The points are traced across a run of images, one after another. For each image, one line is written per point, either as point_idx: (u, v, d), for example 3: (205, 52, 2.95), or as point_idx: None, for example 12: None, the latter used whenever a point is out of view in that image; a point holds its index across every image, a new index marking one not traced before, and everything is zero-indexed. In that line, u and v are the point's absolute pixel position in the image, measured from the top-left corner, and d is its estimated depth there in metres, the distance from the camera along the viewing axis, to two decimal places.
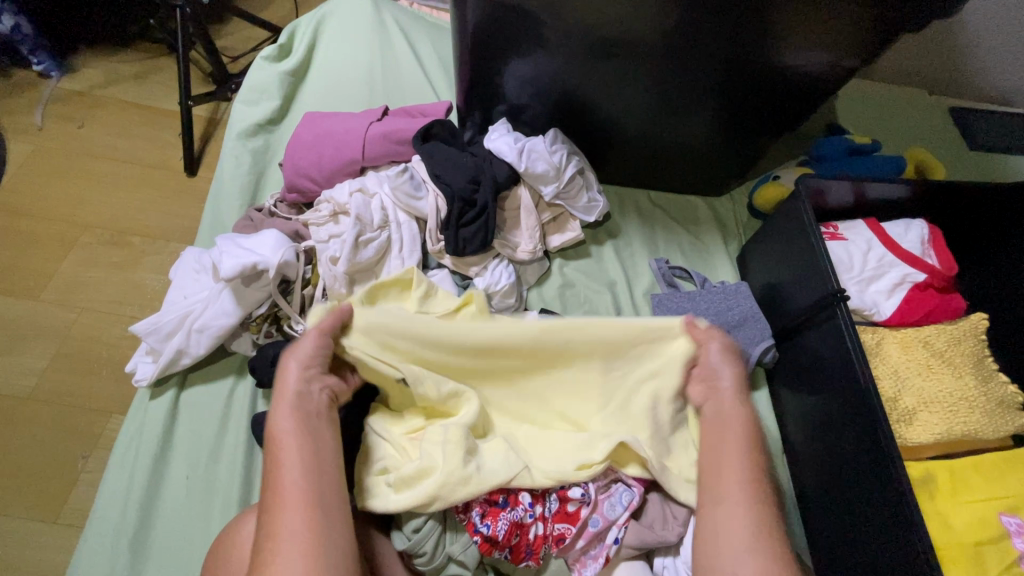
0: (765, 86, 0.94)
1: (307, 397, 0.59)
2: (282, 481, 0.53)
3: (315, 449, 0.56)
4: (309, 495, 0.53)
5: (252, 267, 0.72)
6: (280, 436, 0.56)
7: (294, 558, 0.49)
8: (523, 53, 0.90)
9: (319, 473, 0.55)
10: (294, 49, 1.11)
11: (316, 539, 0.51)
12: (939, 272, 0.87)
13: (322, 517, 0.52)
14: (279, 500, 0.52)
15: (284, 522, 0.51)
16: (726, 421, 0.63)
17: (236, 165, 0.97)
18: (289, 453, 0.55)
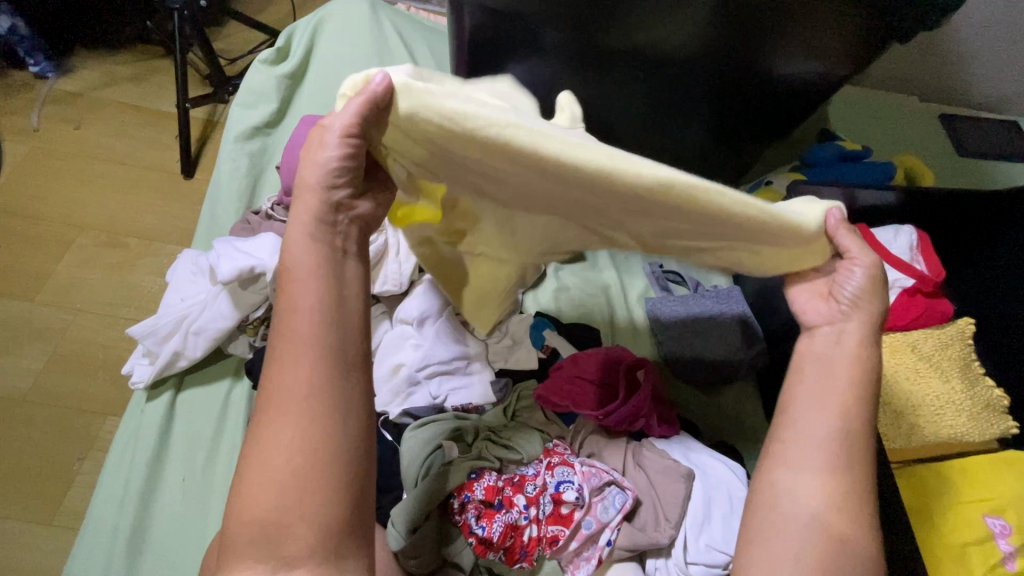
0: (758, 95, 0.96)
1: (325, 226, 0.46)
2: (286, 350, 0.44)
3: (326, 317, 0.45)
4: (313, 376, 0.44)
5: (250, 270, 0.73)
6: (295, 273, 0.45)
7: (289, 441, 0.43)
8: (519, 58, 0.91)
9: (327, 347, 0.45)
10: (292, 52, 1.11)
11: (317, 429, 0.43)
12: (928, 278, 0.88)
13: (325, 411, 0.44)
14: (278, 374, 0.44)
15: (281, 398, 0.44)
16: (832, 367, 0.53)
17: (234, 167, 0.98)
18: (299, 315, 0.45)
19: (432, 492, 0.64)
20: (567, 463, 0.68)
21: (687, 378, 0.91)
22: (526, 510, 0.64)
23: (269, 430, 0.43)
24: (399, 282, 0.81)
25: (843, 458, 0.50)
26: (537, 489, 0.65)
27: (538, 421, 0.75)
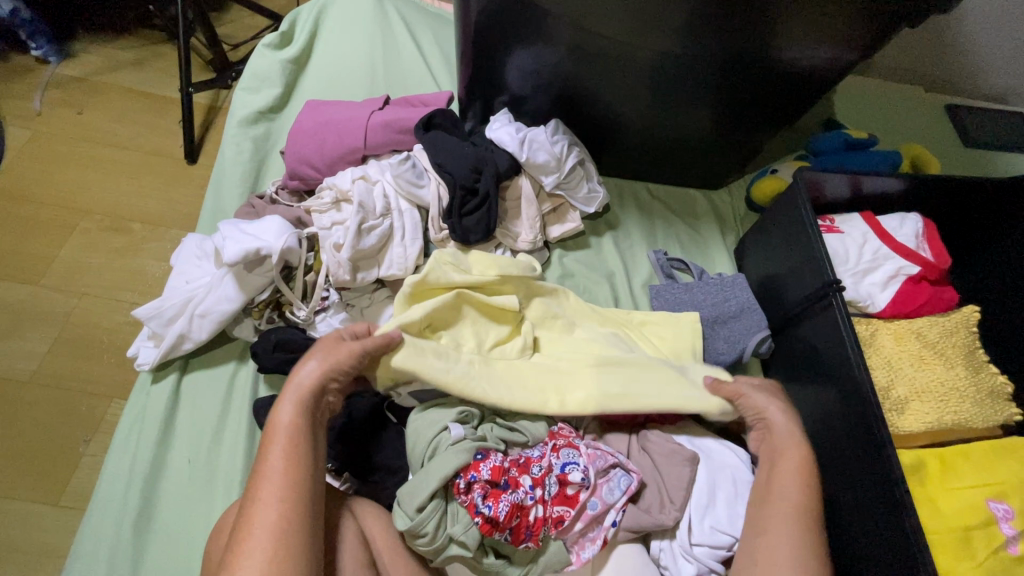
0: (764, 80, 0.95)
1: (304, 420, 0.61)
2: (266, 481, 0.56)
3: (297, 456, 0.58)
4: (284, 500, 0.55)
5: (256, 252, 0.72)
6: (278, 431, 0.60)
7: (257, 561, 0.52)
8: (526, 43, 0.90)
9: (298, 477, 0.57)
10: (295, 37, 1.10)
11: (284, 551, 0.53)
12: (932, 264, 0.89)
13: (291, 529, 0.54)
14: (261, 493, 0.56)
15: (255, 521, 0.54)
16: (780, 449, 0.69)
17: (238, 152, 0.97)
18: (276, 453, 0.58)
19: (435, 471, 0.63)
20: (572, 445, 0.69)
21: None
22: (532, 491, 0.64)
23: (245, 547, 0.53)
24: (405, 266, 0.81)
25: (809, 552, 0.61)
26: (543, 470, 0.66)
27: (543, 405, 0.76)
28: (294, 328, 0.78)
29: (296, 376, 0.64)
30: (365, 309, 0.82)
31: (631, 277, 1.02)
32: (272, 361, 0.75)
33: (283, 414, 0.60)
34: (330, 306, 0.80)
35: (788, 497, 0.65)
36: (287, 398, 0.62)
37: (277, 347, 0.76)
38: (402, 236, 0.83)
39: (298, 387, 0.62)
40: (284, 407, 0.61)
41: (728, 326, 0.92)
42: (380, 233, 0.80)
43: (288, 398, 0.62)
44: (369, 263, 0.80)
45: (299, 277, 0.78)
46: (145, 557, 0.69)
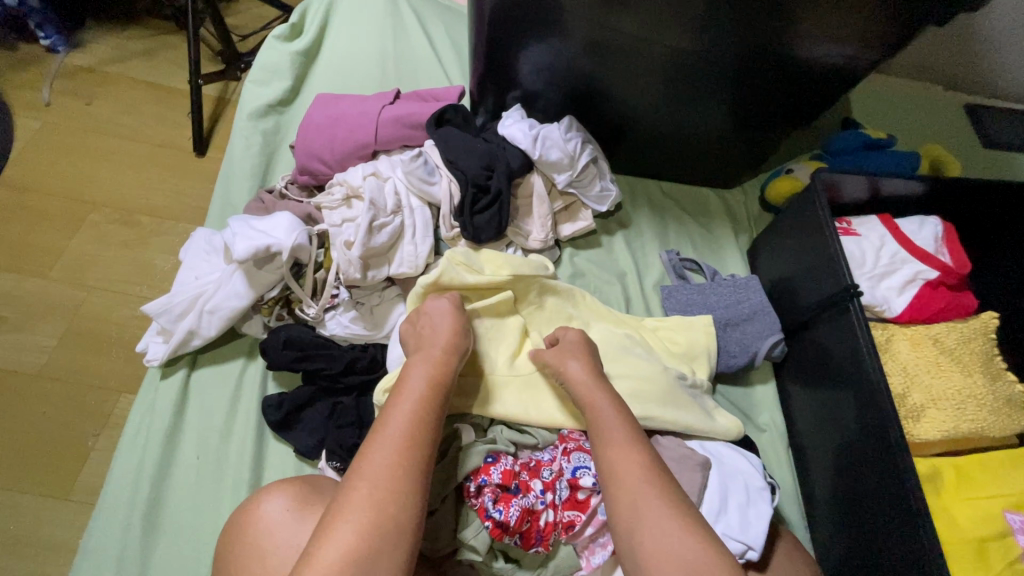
0: (782, 78, 0.93)
1: (440, 381, 0.63)
2: (390, 424, 0.58)
3: (428, 413, 0.59)
4: (405, 442, 0.56)
5: (266, 249, 0.72)
6: (410, 386, 0.61)
7: (368, 500, 0.52)
8: (540, 39, 0.88)
9: (427, 430, 0.58)
10: (305, 29, 1.09)
11: (394, 498, 0.53)
12: (952, 269, 0.87)
13: (408, 479, 0.54)
14: (384, 435, 0.57)
15: (373, 459, 0.55)
16: (601, 418, 0.64)
17: (247, 145, 0.96)
18: (407, 404, 0.59)
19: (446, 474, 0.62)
20: (583, 449, 0.68)
21: None
22: (542, 495, 0.64)
23: (360, 483, 0.54)
24: (416, 264, 0.81)
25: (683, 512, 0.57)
26: (553, 475, 0.65)
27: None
28: (304, 326, 0.78)
29: (433, 341, 0.66)
30: (375, 307, 0.81)
31: (642, 277, 1.01)
32: (282, 359, 0.74)
33: (418, 372, 0.63)
34: (340, 304, 0.79)
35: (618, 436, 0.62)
36: (424, 357, 0.64)
37: (287, 345, 0.75)
38: (413, 234, 0.82)
39: (433, 353, 0.65)
40: (418, 367, 0.63)
41: (740, 328, 0.91)
42: (391, 231, 0.78)
43: (425, 361, 0.64)
44: (379, 261, 0.79)
45: (309, 275, 0.77)
46: (154, 552, 0.70)
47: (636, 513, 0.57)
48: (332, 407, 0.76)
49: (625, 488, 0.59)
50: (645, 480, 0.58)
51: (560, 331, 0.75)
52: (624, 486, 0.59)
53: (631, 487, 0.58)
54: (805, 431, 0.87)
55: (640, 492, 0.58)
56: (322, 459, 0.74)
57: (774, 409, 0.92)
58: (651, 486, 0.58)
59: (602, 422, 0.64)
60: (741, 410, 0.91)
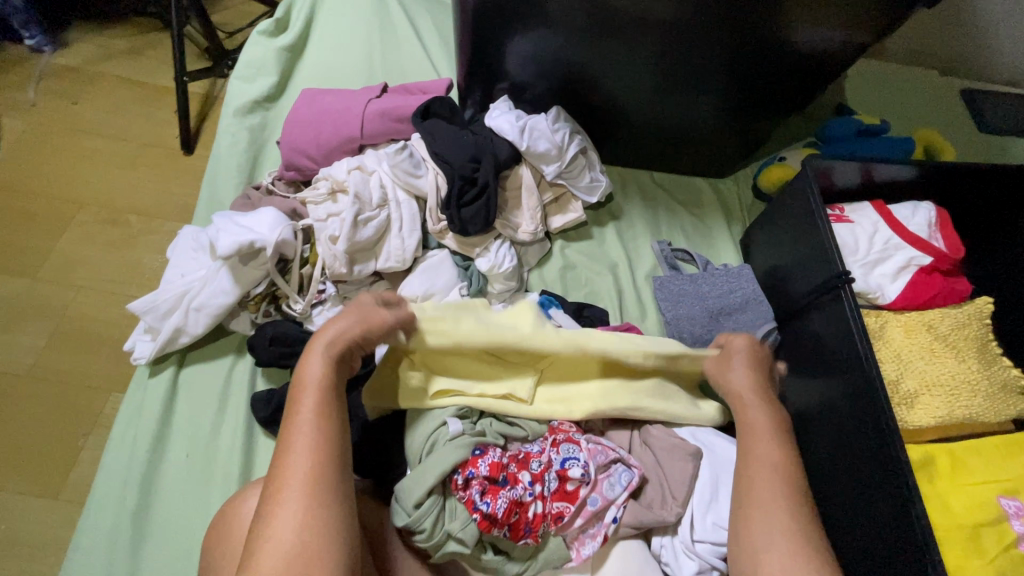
0: (773, 65, 0.92)
1: (333, 375, 0.60)
2: (295, 432, 0.56)
3: (328, 417, 0.57)
4: (314, 455, 0.54)
5: (249, 245, 0.71)
6: (306, 385, 0.58)
7: (291, 513, 0.51)
8: (526, 29, 0.88)
9: (329, 428, 0.56)
10: (291, 24, 1.08)
11: (313, 511, 0.51)
12: (945, 255, 0.86)
13: (321, 485, 0.53)
14: (291, 448, 0.55)
15: (289, 474, 0.53)
16: (754, 428, 0.67)
17: (233, 142, 0.96)
18: (307, 409, 0.57)
19: (433, 466, 0.62)
20: (572, 440, 0.68)
21: None
22: (531, 487, 0.63)
23: (276, 506, 0.52)
24: (403, 258, 0.80)
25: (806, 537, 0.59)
26: (542, 466, 0.64)
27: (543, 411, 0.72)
28: (291, 322, 0.77)
29: (324, 328, 0.62)
30: None
31: (634, 268, 1.00)
32: (270, 356, 0.75)
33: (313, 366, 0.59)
34: (327, 299, 0.79)
35: (770, 449, 0.65)
36: (313, 350, 0.60)
37: (274, 342, 0.75)
38: (400, 228, 0.81)
39: (323, 346, 0.60)
40: (312, 362, 0.59)
41: (731, 319, 0.91)
42: (377, 225, 0.78)
43: (316, 354, 0.60)
44: (366, 255, 0.78)
45: (295, 270, 0.76)
46: (144, 553, 0.69)
47: (760, 528, 0.60)
48: None
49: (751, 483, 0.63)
50: (779, 494, 0.61)
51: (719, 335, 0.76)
52: (751, 498, 0.62)
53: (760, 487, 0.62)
54: (797, 420, 0.86)
55: (767, 494, 0.61)
56: None
57: None
58: (776, 490, 0.61)
59: (752, 444, 0.66)
60: None
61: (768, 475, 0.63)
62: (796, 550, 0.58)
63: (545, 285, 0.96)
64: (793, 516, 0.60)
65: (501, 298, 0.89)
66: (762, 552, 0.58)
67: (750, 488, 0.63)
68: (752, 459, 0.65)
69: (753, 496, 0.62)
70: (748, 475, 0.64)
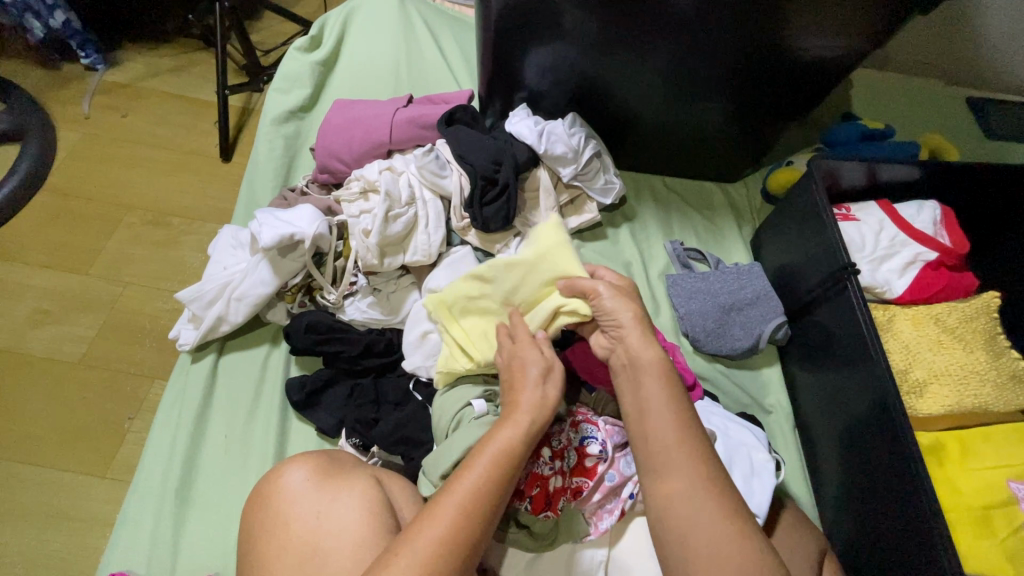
0: (777, 74, 0.97)
1: (519, 449, 0.58)
2: (455, 490, 0.54)
3: (495, 489, 0.55)
4: (466, 518, 0.52)
5: (290, 238, 0.77)
6: (491, 446, 0.57)
7: (414, 563, 0.50)
8: (544, 43, 0.94)
9: (494, 499, 0.54)
10: (324, 41, 1.16)
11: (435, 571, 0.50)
12: (950, 250, 0.89)
13: (453, 554, 0.51)
14: (447, 500, 0.53)
15: (429, 524, 0.52)
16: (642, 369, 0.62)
17: (271, 149, 1.03)
18: (482, 469, 0.55)
19: (458, 443, 0.66)
20: (591, 421, 0.71)
21: (709, 351, 0.94)
22: (551, 462, 0.66)
23: (407, 542, 0.51)
24: (429, 252, 0.85)
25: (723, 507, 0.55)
26: (562, 444, 0.67)
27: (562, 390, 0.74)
28: (324, 311, 0.83)
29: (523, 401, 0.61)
30: (391, 294, 0.86)
31: (648, 266, 1.04)
32: (304, 341, 0.80)
33: (502, 435, 0.58)
34: (358, 291, 0.84)
35: (665, 433, 0.58)
36: (512, 416, 0.60)
37: (309, 329, 0.80)
38: (426, 224, 0.86)
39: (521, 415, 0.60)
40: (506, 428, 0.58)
41: (743, 312, 0.94)
42: (406, 221, 0.83)
43: (513, 423, 0.59)
44: (395, 249, 0.84)
45: (329, 262, 0.83)
46: (186, 525, 0.73)
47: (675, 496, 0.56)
48: (351, 387, 0.81)
49: (665, 473, 0.57)
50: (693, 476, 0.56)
51: (588, 280, 0.69)
52: (661, 460, 0.58)
53: (672, 476, 0.56)
54: (808, 411, 0.89)
55: (679, 481, 0.56)
56: (342, 437, 0.78)
57: (781, 392, 0.93)
58: (692, 474, 0.56)
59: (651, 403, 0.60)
60: (746, 392, 0.92)
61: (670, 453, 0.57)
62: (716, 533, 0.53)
63: None
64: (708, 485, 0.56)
65: None
66: (684, 524, 0.55)
67: (665, 473, 0.57)
68: (667, 443, 0.58)
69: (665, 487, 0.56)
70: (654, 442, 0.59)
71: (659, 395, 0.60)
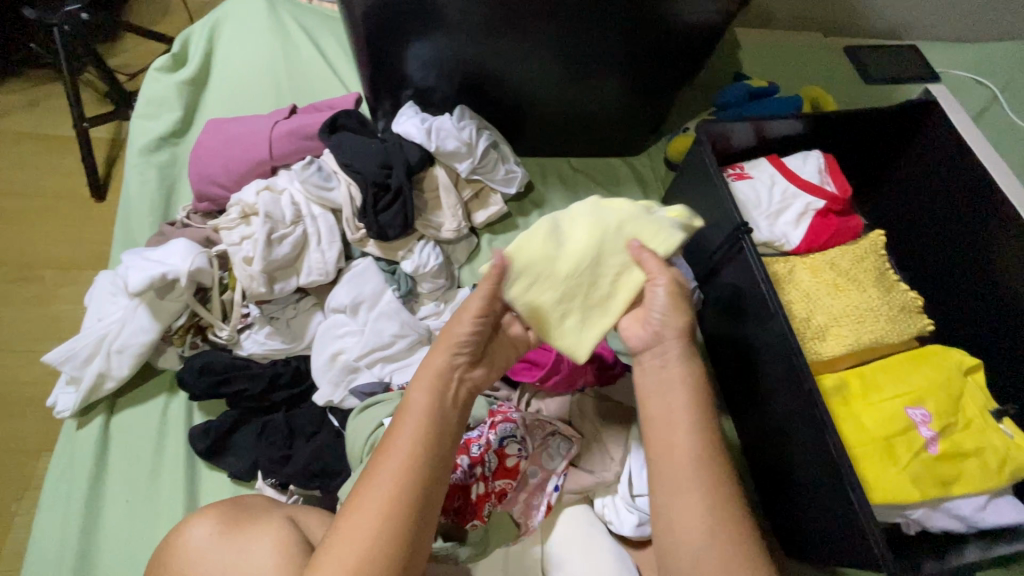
0: (659, 45, 0.97)
1: (442, 397, 0.60)
2: (394, 450, 0.56)
3: (431, 437, 0.58)
4: (404, 473, 0.55)
5: (161, 278, 0.71)
6: (415, 403, 0.59)
7: (362, 528, 0.52)
8: (422, 36, 0.91)
9: (430, 446, 0.57)
10: (190, 57, 1.08)
11: (387, 527, 0.53)
12: (836, 197, 0.93)
13: (404, 507, 0.54)
14: (388, 460, 0.56)
15: (374, 488, 0.55)
16: (667, 384, 0.62)
17: (144, 181, 0.95)
18: (412, 422, 0.58)
19: None
20: (510, 418, 0.66)
21: None
22: (469, 469, 0.65)
23: (354, 509, 0.54)
24: (325, 271, 0.81)
25: (727, 523, 0.56)
26: (481, 448, 0.65)
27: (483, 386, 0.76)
28: (219, 349, 0.78)
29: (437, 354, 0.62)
30: (291, 320, 0.81)
31: None
32: (200, 386, 0.75)
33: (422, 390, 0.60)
34: (253, 322, 0.80)
35: (686, 444, 0.59)
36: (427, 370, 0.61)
37: (203, 372, 0.76)
38: (319, 241, 0.82)
39: (434, 366, 0.61)
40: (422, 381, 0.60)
41: None
42: (294, 241, 0.79)
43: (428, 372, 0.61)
44: (286, 272, 0.79)
45: (215, 297, 0.77)
46: None
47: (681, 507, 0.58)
48: (262, 425, 0.76)
49: (677, 477, 0.59)
50: (700, 489, 0.57)
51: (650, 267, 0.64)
52: (674, 469, 0.59)
53: (686, 483, 0.58)
54: (727, 370, 0.91)
55: (691, 488, 0.58)
56: (259, 480, 0.74)
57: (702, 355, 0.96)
58: (699, 488, 0.58)
59: (673, 420, 0.61)
60: None
61: (686, 468, 0.59)
62: (717, 548, 0.55)
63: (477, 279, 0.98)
64: (715, 496, 0.57)
65: (433, 297, 0.90)
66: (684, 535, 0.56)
67: (677, 480, 0.59)
68: (683, 456, 0.59)
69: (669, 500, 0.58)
70: (672, 456, 0.60)
71: (685, 406, 0.61)
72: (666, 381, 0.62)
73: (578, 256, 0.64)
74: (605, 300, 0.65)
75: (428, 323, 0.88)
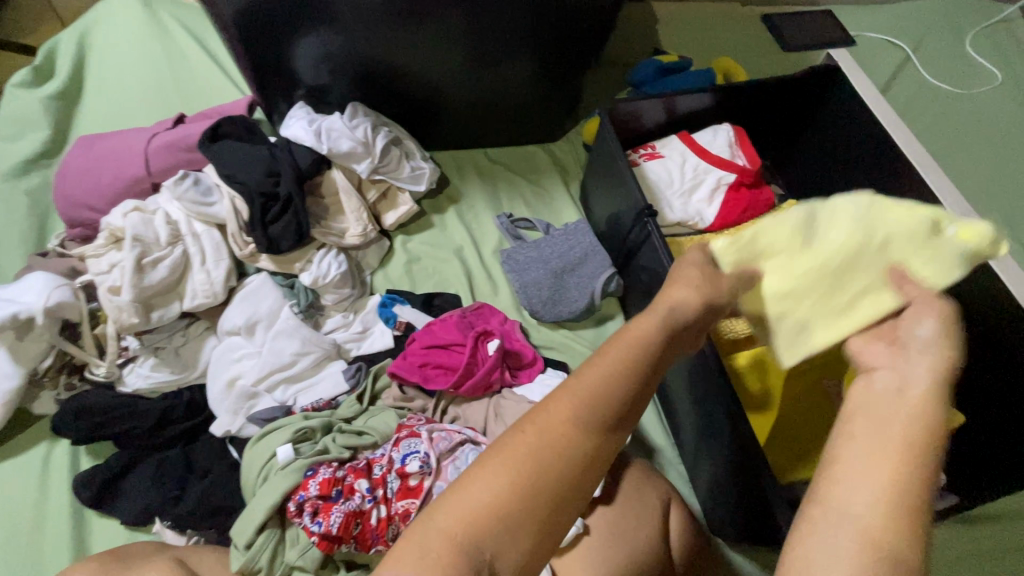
0: (560, 25, 0.93)
1: (639, 362, 0.47)
2: (569, 400, 0.44)
3: (610, 402, 0.45)
4: (572, 426, 0.43)
5: (13, 317, 0.66)
6: (611, 356, 0.47)
7: (498, 479, 0.41)
8: (306, 31, 0.85)
9: (606, 415, 0.44)
10: (57, 69, 0.99)
11: (526, 487, 0.40)
12: (748, 169, 0.91)
13: (555, 471, 0.41)
14: (560, 405, 0.44)
15: (530, 432, 0.43)
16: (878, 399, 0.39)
17: (10, 209, 0.87)
18: (597, 377, 0.45)
19: (265, 499, 0.62)
20: (414, 434, 0.66)
21: (550, 319, 0.91)
22: (371, 493, 0.62)
23: (498, 451, 0.42)
24: (212, 292, 0.76)
25: None
26: (382, 469, 0.64)
27: (394, 398, 0.75)
28: (99, 388, 0.72)
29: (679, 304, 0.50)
30: (180, 348, 0.77)
31: (481, 246, 0.99)
32: (78, 432, 0.69)
33: (624, 344, 0.48)
34: (136, 355, 0.74)
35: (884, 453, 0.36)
36: (642, 325, 0.49)
37: (80, 415, 0.69)
38: (203, 261, 0.77)
39: (648, 322, 0.49)
40: (628, 336, 0.48)
41: (573, 274, 0.92)
42: (170, 263, 0.73)
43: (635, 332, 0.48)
44: (165, 297, 0.74)
45: (86, 332, 0.72)
46: None
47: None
48: (159, 464, 0.70)
49: (830, 497, 0.36)
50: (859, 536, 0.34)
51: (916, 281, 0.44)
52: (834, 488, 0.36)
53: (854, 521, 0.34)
54: None
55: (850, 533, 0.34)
56: (156, 523, 0.68)
57: None
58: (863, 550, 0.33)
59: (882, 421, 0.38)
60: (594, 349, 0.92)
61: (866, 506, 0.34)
62: None
63: (391, 284, 0.93)
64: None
65: (339, 308, 0.85)
66: None
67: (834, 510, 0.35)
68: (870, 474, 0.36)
69: (842, 484, 0.36)
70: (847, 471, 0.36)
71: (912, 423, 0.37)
72: (884, 387, 0.40)
73: (825, 250, 0.49)
74: (843, 311, 0.48)
75: (335, 336, 0.83)
